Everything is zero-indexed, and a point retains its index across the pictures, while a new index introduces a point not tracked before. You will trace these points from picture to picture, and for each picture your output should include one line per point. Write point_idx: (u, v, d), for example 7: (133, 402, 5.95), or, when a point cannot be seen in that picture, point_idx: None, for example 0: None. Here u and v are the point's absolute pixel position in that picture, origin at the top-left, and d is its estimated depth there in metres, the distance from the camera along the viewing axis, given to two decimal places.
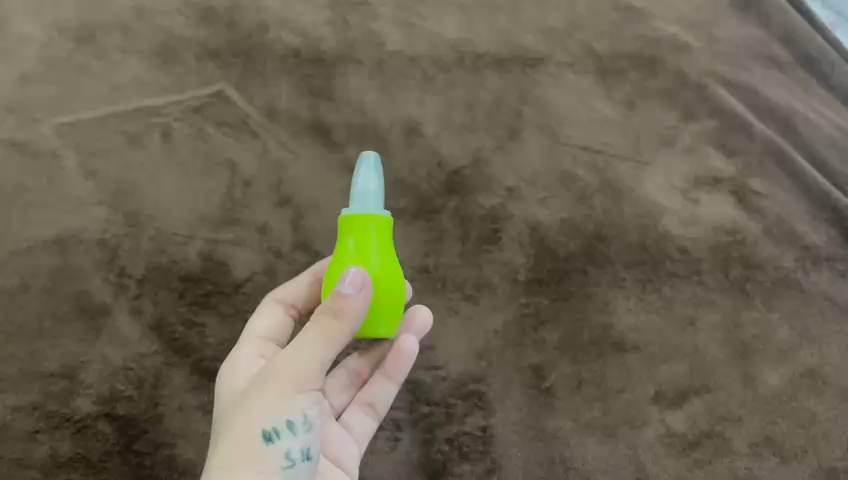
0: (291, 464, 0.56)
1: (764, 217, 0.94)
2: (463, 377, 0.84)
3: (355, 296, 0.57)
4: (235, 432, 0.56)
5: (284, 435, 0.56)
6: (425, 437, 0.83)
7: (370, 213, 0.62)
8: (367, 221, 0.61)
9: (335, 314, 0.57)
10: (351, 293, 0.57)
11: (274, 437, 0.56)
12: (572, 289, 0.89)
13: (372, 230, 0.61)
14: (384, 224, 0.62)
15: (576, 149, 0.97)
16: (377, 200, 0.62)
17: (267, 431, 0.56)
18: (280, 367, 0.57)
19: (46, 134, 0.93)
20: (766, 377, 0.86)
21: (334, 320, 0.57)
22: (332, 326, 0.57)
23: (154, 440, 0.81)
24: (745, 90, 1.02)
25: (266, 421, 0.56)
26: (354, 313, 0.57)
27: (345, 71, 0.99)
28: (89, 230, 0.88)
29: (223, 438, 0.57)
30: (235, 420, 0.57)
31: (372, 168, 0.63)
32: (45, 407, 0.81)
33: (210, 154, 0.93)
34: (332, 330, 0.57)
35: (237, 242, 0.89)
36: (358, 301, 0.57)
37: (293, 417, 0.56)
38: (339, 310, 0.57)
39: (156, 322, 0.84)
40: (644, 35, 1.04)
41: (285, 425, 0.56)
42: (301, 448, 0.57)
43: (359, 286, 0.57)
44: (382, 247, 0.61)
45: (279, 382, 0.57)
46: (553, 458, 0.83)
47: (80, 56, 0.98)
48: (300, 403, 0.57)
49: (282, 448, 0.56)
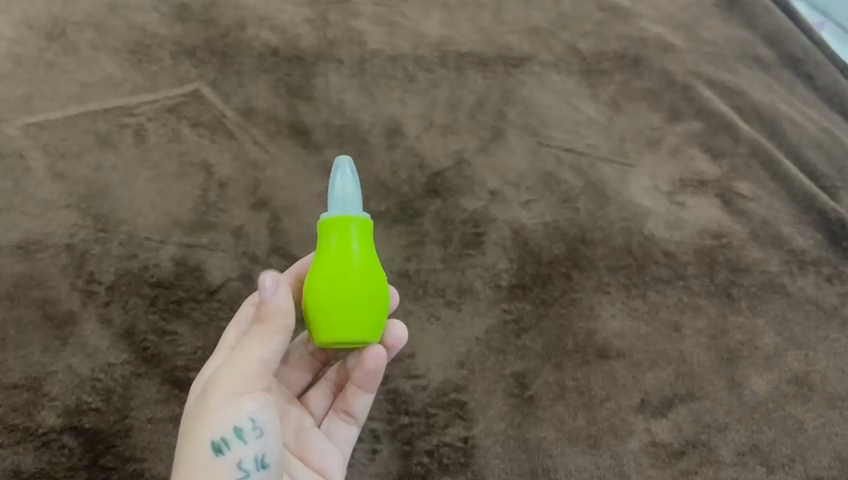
0: (245, 473, 0.55)
1: (749, 220, 0.93)
2: (444, 386, 0.82)
3: (274, 296, 0.56)
4: (185, 449, 0.55)
5: (233, 444, 0.55)
6: (405, 449, 0.79)
7: (350, 214, 0.59)
8: (348, 222, 0.59)
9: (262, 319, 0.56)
10: (268, 294, 0.55)
11: (224, 447, 0.55)
12: (556, 293, 0.87)
13: (354, 232, 0.59)
14: (365, 225, 0.60)
15: (560, 150, 0.95)
16: (355, 202, 0.60)
17: (215, 441, 0.55)
18: (223, 376, 0.56)
19: (12, 134, 0.89)
20: (753, 384, 0.84)
21: (265, 324, 0.56)
22: (264, 329, 0.56)
23: (123, 454, 0.77)
24: (730, 90, 1.01)
25: (214, 432, 0.55)
26: (281, 315, 0.56)
27: (326, 69, 0.98)
28: (56, 234, 0.85)
29: (178, 453, 0.56)
30: (186, 433, 0.56)
31: (350, 172, 0.61)
32: (8, 420, 0.77)
33: (184, 155, 0.91)
34: (265, 332, 0.56)
35: (211, 247, 0.86)
36: (279, 300, 0.56)
37: (240, 424, 0.55)
38: (266, 312, 0.56)
39: (127, 330, 0.81)
40: (627, 34, 1.05)
41: (233, 434, 0.55)
42: (253, 456, 0.55)
43: (276, 287, 0.56)
44: (362, 246, 0.59)
45: (222, 391, 0.55)
46: (535, 470, 0.79)
47: (50, 54, 0.95)
48: (246, 410, 0.55)
49: (232, 457, 0.55)
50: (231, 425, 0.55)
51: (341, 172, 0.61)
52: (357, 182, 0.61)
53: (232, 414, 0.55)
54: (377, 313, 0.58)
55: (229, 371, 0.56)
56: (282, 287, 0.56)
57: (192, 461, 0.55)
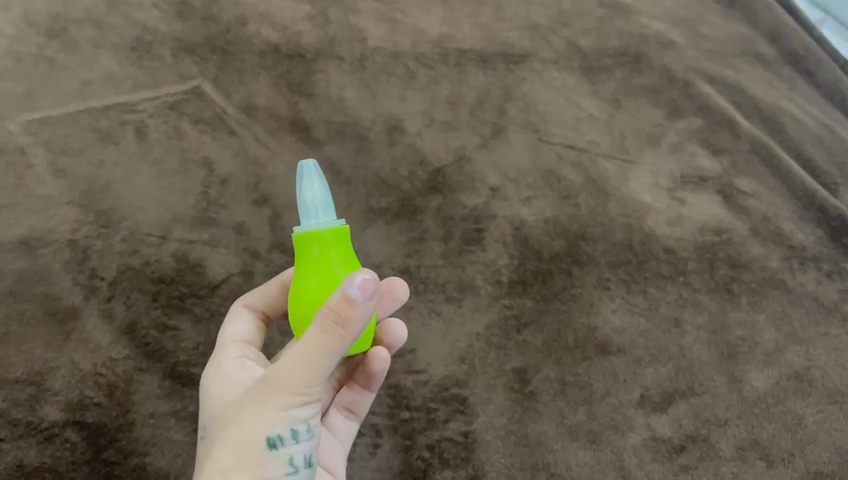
0: (293, 471, 0.55)
1: (749, 216, 0.93)
2: (445, 381, 0.82)
3: (364, 304, 0.51)
4: (238, 438, 0.54)
5: (288, 443, 0.54)
6: (405, 443, 0.80)
7: (322, 227, 0.56)
8: (317, 239, 0.55)
9: (339, 322, 0.51)
10: (356, 300, 0.51)
11: (278, 444, 0.54)
12: (556, 289, 0.87)
13: (327, 246, 0.55)
14: (340, 233, 0.56)
15: (560, 147, 0.95)
16: (323, 213, 0.57)
17: (271, 438, 0.54)
18: (282, 372, 0.53)
19: (14, 131, 0.90)
20: (753, 379, 0.84)
21: (340, 327, 0.51)
22: (337, 333, 0.51)
23: (125, 448, 0.77)
24: (731, 87, 1.01)
25: (273, 429, 0.54)
26: (360, 322, 0.51)
27: (326, 66, 0.98)
28: (58, 230, 0.85)
29: (227, 442, 0.54)
30: (238, 423, 0.55)
31: (316, 179, 0.57)
32: (11, 415, 0.77)
33: (185, 152, 0.91)
34: (335, 337, 0.51)
35: (213, 243, 0.86)
36: (367, 307, 0.51)
37: (298, 425, 0.54)
38: (348, 315, 0.51)
39: (129, 326, 0.82)
40: (628, 31, 1.05)
41: (289, 433, 0.54)
42: (303, 455, 0.55)
43: (368, 291, 0.51)
44: (343, 257, 0.56)
45: (282, 389, 0.53)
46: (536, 464, 0.80)
47: (51, 51, 0.96)
48: (305, 412, 0.54)
49: (285, 454, 0.54)
50: (290, 425, 0.54)
51: (307, 181, 0.57)
52: (325, 188, 0.57)
53: (290, 414, 0.54)
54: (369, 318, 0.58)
55: (290, 371, 0.53)
56: (372, 297, 0.51)
57: (242, 454, 0.53)
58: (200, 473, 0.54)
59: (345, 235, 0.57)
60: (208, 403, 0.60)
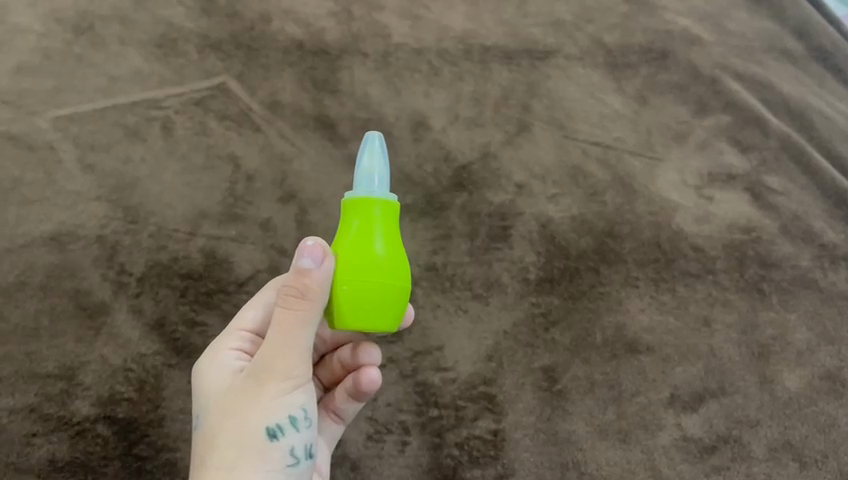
0: (296, 459, 0.55)
1: (779, 214, 0.92)
2: (473, 379, 0.82)
3: (317, 269, 0.51)
4: (236, 431, 0.54)
5: (287, 431, 0.54)
6: (434, 441, 0.80)
7: (375, 196, 0.54)
8: (370, 205, 0.54)
9: (300, 295, 0.51)
10: (311, 265, 0.51)
11: (278, 434, 0.54)
12: (584, 287, 0.87)
13: (377, 216, 0.53)
14: (389, 207, 0.54)
15: (585, 144, 0.94)
16: (381, 182, 0.55)
17: (271, 428, 0.54)
18: (268, 360, 0.53)
19: (43, 127, 0.90)
20: (785, 380, 0.84)
21: (303, 301, 0.51)
22: (303, 307, 0.52)
23: (156, 444, 0.78)
24: (760, 83, 1.00)
25: (271, 418, 0.54)
26: (321, 291, 0.51)
27: (350, 63, 0.98)
28: (88, 226, 0.85)
29: (224, 436, 0.54)
30: (234, 417, 0.54)
31: (376, 149, 0.55)
32: (42, 409, 0.78)
33: (212, 148, 0.91)
34: (305, 312, 0.52)
35: (240, 240, 0.86)
36: (321, 273, 0.51)
37: (295, 411, 0.54)
38: (309, 288, 0.51)
39: (157, 321, 0.82)
40: (653, 27, 1.03)
41: (287, 421, 0.54)
42: (304, 443, 0.55)
43: (318, 257, 0.51)
44: (371, 228, 0.53)
45: (273, 376, 0.53)
46: (566, 463, 0.80)
47: (78, 48, 0.96)
48: (299, 397, 0.54)
49: (286, 444, 0.54)
50: (287, 412, 0.54)
51: (366, 148, 0.56)
52: (384, 158, 0.55)
53: (285, 401, 0.54)
54: (398, 302, 0.53)
55: (278, 357, 0.53)
56: (317, 259, 0.51)
57: (242, 447, 0.53)
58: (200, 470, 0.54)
59: (396, 216, 0.55)
60: (198, 399, 0.60)
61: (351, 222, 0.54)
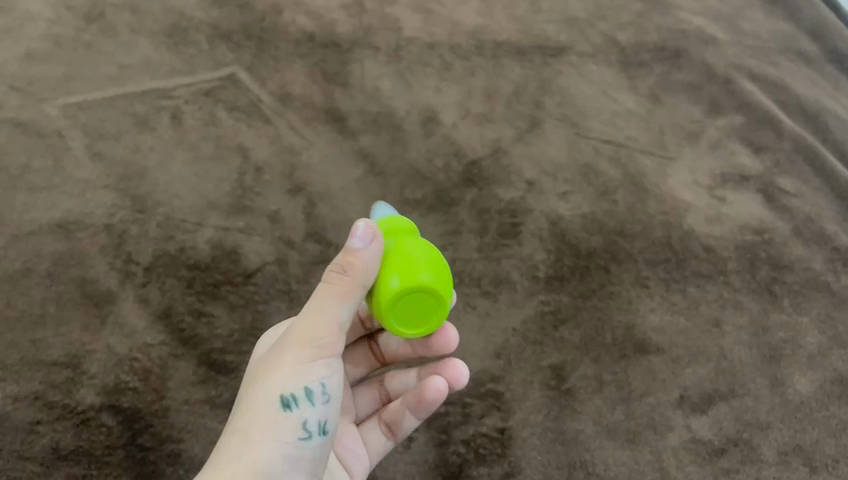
0: (307, 435, 0.52)
1: (792, 216, 0.91)
2: (481, 376, 0.79)
3: (365, 248, 0.50)
4: (252, 397, 0.52)
5: (301, 403, 0.52)
6: (440, 438, 0.76)
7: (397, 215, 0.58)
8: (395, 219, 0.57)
9: (341, 273, 0.51)
10: (358, 243, 0.50)
11: (292, 405, 0.52)
12: (594, 286, 0.85)
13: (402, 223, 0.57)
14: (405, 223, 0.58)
15: (597, 142, 0.95)
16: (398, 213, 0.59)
17: (285, 397, 0.52)
18: (298, 328, 0.53)
19: (52, 114, 0.90)
20: (796, 383, 0.81)
21: (344, 277, 0.51)
22: (343, 286, 0.51)
23: (160, 435, 0.74)
24: (773, 84, 1.02)
25: (286, 387, 0.52)
26: (364, 271, 0.51)
27: (362, 56, 0.99)
28: (95, 214, 0.84)
29: (241, 403, 0.53)
30: (254, 383, 0.53)
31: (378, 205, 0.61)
32: (47, 397, 0.74)
33: (221, 139, 0.91)
34: (345, 286, 0.51)
35: (248, 231, 0.85)
36: (368, 253, 0.51)
37: (311, 384, 0.52)
38: (351, 265, 0.50)
39: (164, 311, 0.80)
40: (666, 26, 1.07)
41: (303, 393, 0.52)
42: (317, 419, 0.52)
43: (368, 237, 0.51)
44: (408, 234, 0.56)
45: (296, 345, 0.52)
46: (573, 463, 0.76)
47: (89, 35, 0.97)
48: (319, 370, 0.52)
49: (298, 417, 0.52)
50: (303, 383, 0.52)
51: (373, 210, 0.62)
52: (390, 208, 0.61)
53: (304, 371, 0.52)
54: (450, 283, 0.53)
55: (305, 325, 0.52)
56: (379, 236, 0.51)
57: (256, 414, 0.52)
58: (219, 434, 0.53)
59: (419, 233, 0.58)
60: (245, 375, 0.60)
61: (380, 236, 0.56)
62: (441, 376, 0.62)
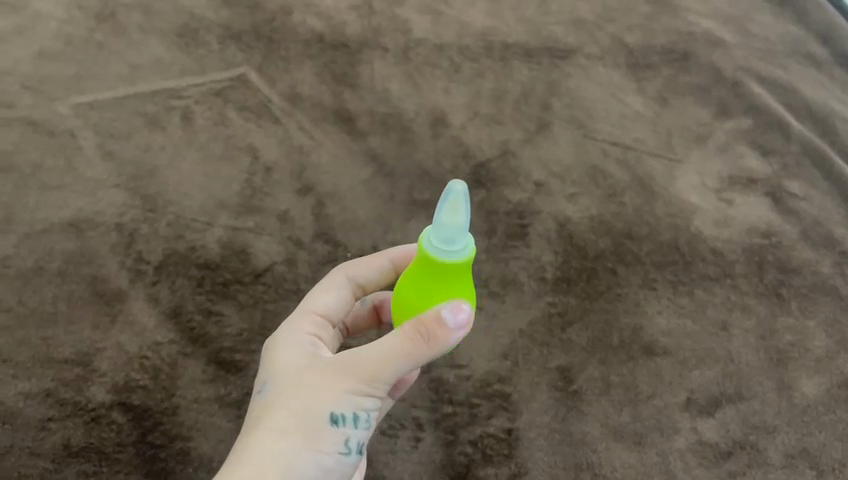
0: (344, 453, 0.52)
1: (800, 219, 0.91)
2: (488, 377, 0.80)
3: (455, 332, 0.50)
4: (299, 406, 0.50)
5: (348, 425, 0.51)
6: (448, 438, 0.76)
7: (450, 266, 0.50)
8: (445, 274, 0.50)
9: (425, 336, 0.49)
10: (449, 326, 0.49)
11: (339, 424, 0.51)
12: (601, 288, 0.85)
13: (450, 280, 0.51)
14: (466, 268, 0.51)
15: (605, 144, 0.95)
16: (456, 244, 0.50)
17: (336, 417, 0.51)
18: (362, 354, 0.51)
19: (64, 113, 0.91)
20: (803, 387, 0.81)
21: (428, 334, 0.49)
22: (425, 345, 0.49)
23: (170, 432, 0.75)
24: (781, 87, 1.02)
25: (340, 409, 0.51)
26: (443, 346, 0.50)
27: (371, 57, 1.00)
28: (106, 213, 0.85)
29: (284, 407, 0.51)
30: (301, 392, 0.51)
31: (458, 211, 0.48)
32: (58, 394, 0.75)
33: (232, 138, 0.91)
34: (425, 344, 0.50)
35: (257, 231, 0.86)
36: (454, 335, 0.50)
37: (362, 411, 0.51)
38: (438, 333, 0.49)
39: (173, 310, 0.80)
40: (675, 29, 1.07)
41: (352, 417, 0.51)
42: (357, 441, 0.52)
43: (459, 325, 0.50)
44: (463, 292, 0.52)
45: (358, 371, 0.51)
46: (580, 464, 0.76)
47: (100, 35, 0.98)
48: (371, 400, 0.52)
49: (342, 437, 0.51)
50: (355, 408, 0.51)
51: (449, 203, 0.48)
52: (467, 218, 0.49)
53: (359, 398, 0.51)
54: None
55: (373, 358, 0.50)
56: (465, 327, 0.50)
57: (302, 425, 0.50)
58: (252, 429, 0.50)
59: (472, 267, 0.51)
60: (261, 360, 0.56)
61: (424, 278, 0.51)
62: None
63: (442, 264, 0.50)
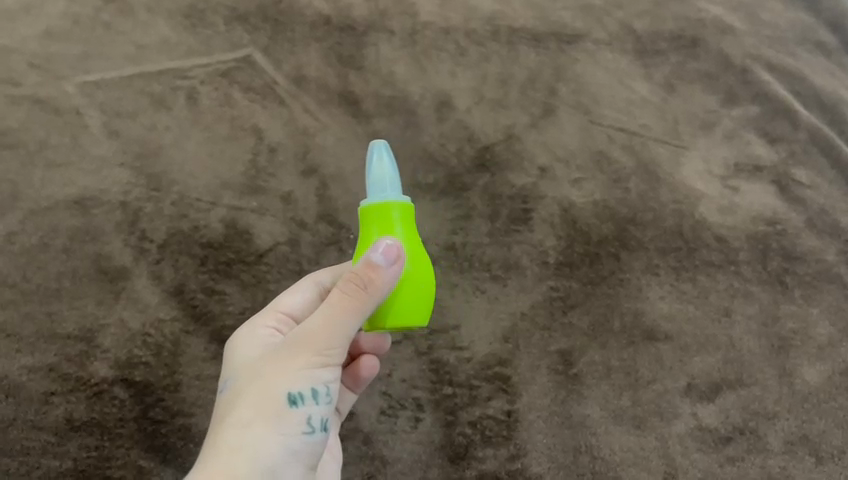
0: (309, 431, 0.53)
1: (806, 207, 0.91)
2: (489, 360, 0.81)
3: (387, 268, 0.52)
4: (256, 392, 0.53)
5: (307, 402, 0.52)
6: (447, 419, 0.79)
7: (390, 199, 0.55)
8: (389, 209, 0.55)
9: (360, 285, 0.51)
10: (380, 261, 0.52)
11: (297, 402, 0.52)
12: (604, 274, 0.85)
13: (394, 218, 0.55)
14: (406, 210, 0.56)
15: (611, 130, 0.94)
16: (393, 186, 0.56)
17: (291, 395, 0.52)
18: (309, 331, 0.53)
19: (69, 92, 0.91)
20: (805, 374, 0.82)
21: (363, 291, 0.51)
22: (358, 297, 0.52)
23: (171, 408, 0.78)
24: (791, 75, 0.99)
25: (292, 385, 0.52)
26: (382, 289, 0.52)
27: (377, 39, 0.98)
28: (111, 192, 0.85)
29: (243, 397, 0.53)
30: (256, 379, 0.53)
31: (385, 155, 0.56)
32: (61, 370, 0.78)
33: (236, 119, 0.91)
34: (359, 301, 0.52)
35: (261, 211, 0.86)
36: (388, 273, 0.52)
37: (318, 385, 0.53)
38: (372, 281, 0.51)
39: (177, 288, 0.82)
40: (684, 15, 1.03)
41: (309, 392, 0.52)
42: (321, 417, 0.53)
43: (390, 258, 0.52)
44: (411, 235, 0.56)
45: (306, 347, 0.52)
46: (579, 447, 0.79)
47: (107, 15, 0.96)
48: (327, 373, 0.53)
49: (303, 414, 0.52)
50: (311, 384, 0.52)
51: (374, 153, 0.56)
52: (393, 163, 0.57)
53: (312, 373, 0.52)
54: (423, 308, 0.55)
55: (318, 332, 0.52)
56: (396, 262, 0.52)
57: (260, 408, 0.52)
58: (218, 423, 0.53)
59: (411, 215, 0.56)
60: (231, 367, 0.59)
61: (370, 227, 0.55)
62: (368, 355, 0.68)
63: (380, 205, 0.55)
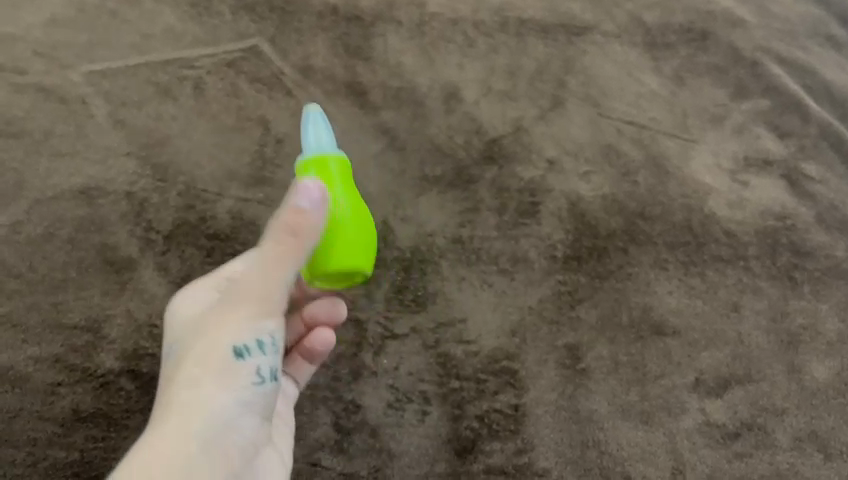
0: (260, 381, 0.57)
1: (815, 202, 0.90)
2: (496, 354, 0.80)
3: (313, 210, 0.56)
4: (204, 351, 0.57)
5: (254, 353, 0.56)
6: (454, 412, 0.77)
7: (327, 153, 0.63)
8: (326, 161, 0.63)
9: (293, 233, 0.56)
10: (307, 204, 0.56)
11: (245, 354, 0.56)
12: (612, 268, 0.85)
13: (333, 169, 0.63)
14: (342, 164, 0.64)
15: (620, 123, 0.93)
16: (330, 144, 0.64)
17: (238, 348, 0.56)
18: (249, 289, 0.57)
19: (75, 81, 0.90)
20: (813, 370, 0.81)
21: (294, 238, 0.56)
22: (292, 244, 0.56)
23: None
24: (803, 69, 1.00)
25: (237, 339, 0.56)
26: (312, 231, 0.57)
27: (385, 30, 0.98)
28: (117, 181, 0.85)
29: (191, 358, 0.57)
30: (203, 340, 0.57)
31: (320, 119, 0.64)
32: (67, 360, 0.77)
33: (243, 109, 0.91)
34: (292, 249, 0.56)
35: (268, 202, 0.86)
36: (315, 215, 0.57)
37: (264, 336, 0.57)
38: (299, 226, 0.56)
39: (183, 279, 0.81)
40: (694, 7, 1.04)
41: (254, 344, 0.56)
42: (270, 366, 0.57)
43: (317, 200, 0.57)
44: (345, 184, 0.63)
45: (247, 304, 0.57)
46: (586, 441, 0.77)
47: (113, 4, 0.97)
48: (271, 325, 0.57)
49: (252, 365, 0.56)
50: (255, 335, 0.56)
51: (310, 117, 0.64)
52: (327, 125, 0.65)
53: (255, 325, 0.57)
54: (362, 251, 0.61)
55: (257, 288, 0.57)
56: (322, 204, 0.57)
57: (209, 366, 0.56)
58: (170, 386, 0.57)
59: (347, 169, 0.65)
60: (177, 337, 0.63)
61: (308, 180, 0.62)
62: (325, 329, 0.69)
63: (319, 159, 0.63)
